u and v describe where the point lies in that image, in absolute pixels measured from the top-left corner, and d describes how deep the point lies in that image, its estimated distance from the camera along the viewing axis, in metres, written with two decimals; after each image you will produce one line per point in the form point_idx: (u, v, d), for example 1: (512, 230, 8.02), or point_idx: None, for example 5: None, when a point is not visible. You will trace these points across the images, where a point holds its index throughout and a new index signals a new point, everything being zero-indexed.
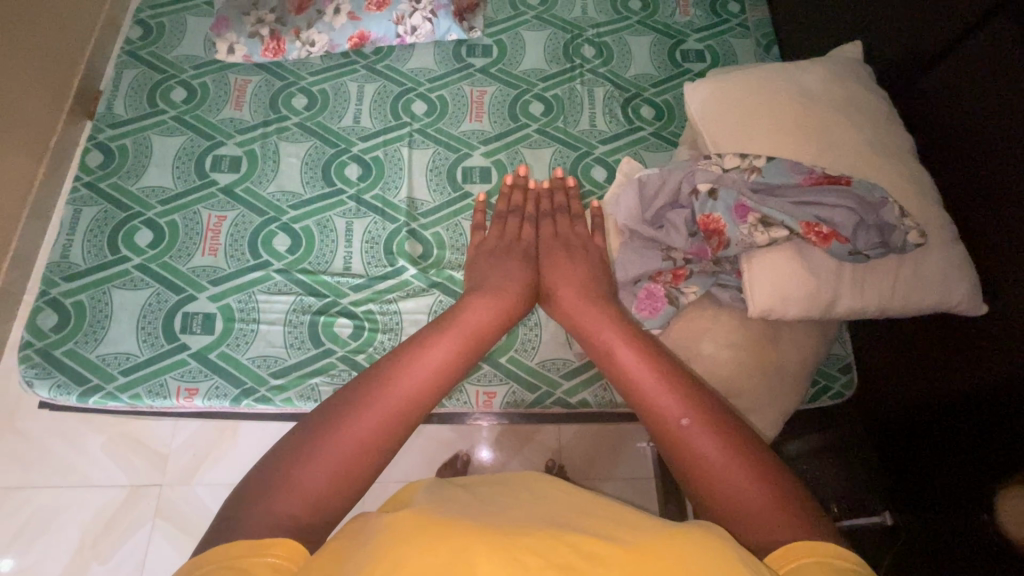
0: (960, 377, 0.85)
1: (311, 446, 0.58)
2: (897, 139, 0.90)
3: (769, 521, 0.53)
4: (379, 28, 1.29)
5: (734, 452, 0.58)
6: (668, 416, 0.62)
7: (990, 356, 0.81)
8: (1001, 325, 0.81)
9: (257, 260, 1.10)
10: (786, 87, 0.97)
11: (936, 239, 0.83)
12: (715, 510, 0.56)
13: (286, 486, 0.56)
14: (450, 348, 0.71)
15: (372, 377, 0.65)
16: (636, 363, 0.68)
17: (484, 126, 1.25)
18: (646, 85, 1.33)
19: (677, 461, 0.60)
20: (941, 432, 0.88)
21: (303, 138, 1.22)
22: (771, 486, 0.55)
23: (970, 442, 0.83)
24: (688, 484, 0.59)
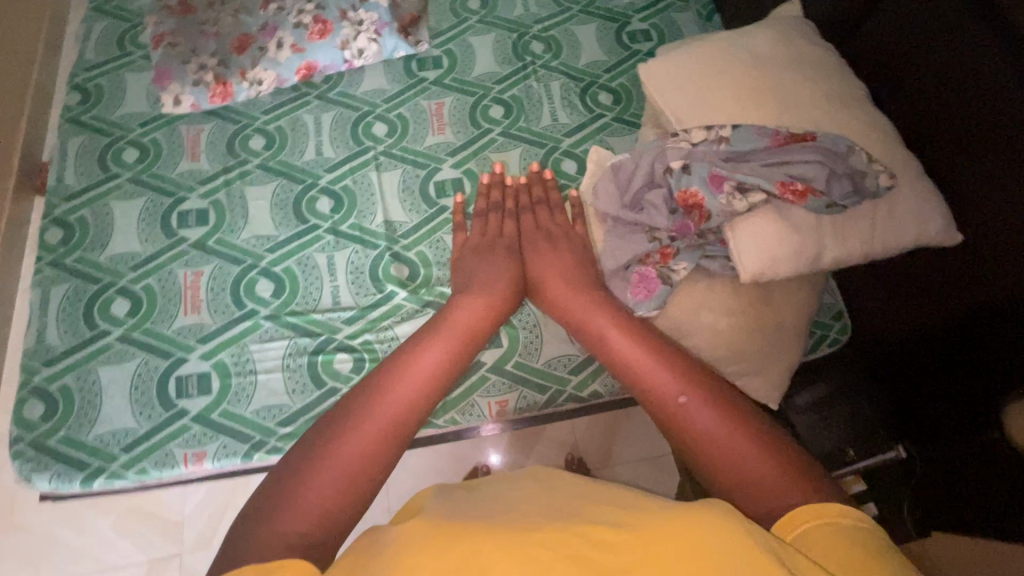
0: (948, 301, 0.88)
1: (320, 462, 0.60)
2: (851, 87, 0.93)
3: (774, 486, 0.55)
4: (325, 55, 1.27)
5: (733, 423, 0.60)
6: (667, 395, 0.64)
7: (970, 284, 0.84)
8: (975, 249, 0.84)
9: (243, 310, 1.08)
10: (738, 55, 0.99)
11: (906, 178, 0.84)
12: (719, 482, 0.58)
13: (308, 517, 0.56)
14: (435, 358, 0.72)
15: (372, 399, 0.65)
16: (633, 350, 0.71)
17: (449, 137, 1.25)
18: (600, 71, 1.34)
19: (679, 439, 0.62)
20: (936, 363, 0.92)
21: (268, 179, 1.19)
22: (773, 451, 0.57)
23: (968, 364, 0.86)
24: (693, 459, 0.61)
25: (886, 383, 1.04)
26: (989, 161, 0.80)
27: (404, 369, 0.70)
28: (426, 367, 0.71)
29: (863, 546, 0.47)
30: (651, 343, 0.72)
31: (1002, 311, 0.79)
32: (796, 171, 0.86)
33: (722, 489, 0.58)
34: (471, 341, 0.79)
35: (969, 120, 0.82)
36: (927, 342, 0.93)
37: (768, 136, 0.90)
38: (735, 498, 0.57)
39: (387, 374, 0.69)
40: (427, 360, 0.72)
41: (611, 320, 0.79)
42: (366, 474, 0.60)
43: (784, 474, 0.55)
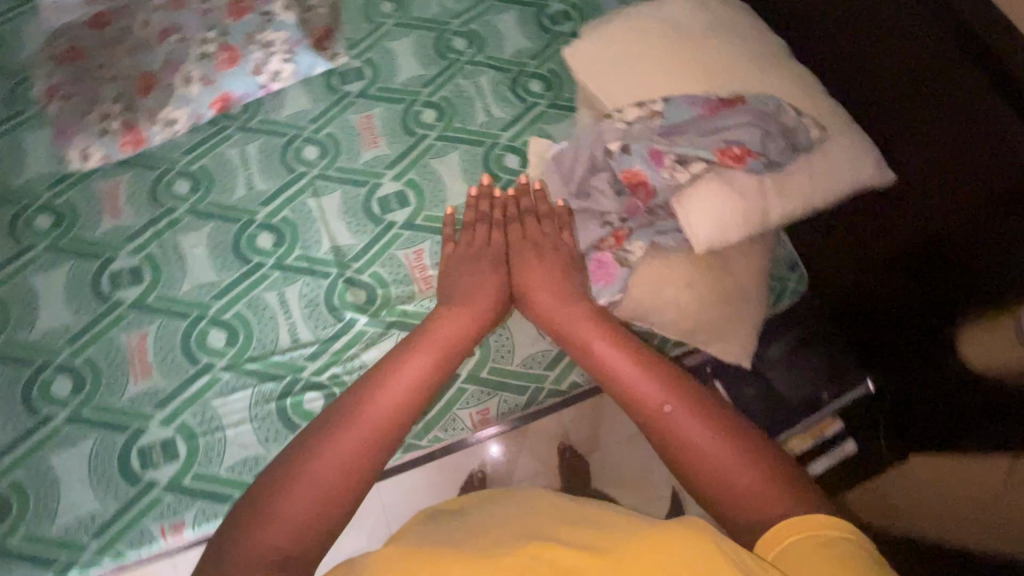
0: (889, 239, 0.92)
1: (301, 481, 0.64)
2: (768, 44, 0.94)
3: (759, 494, 0.61)
4: (240, 83, 1.20)
5: (724, 436, 0.66)
6: (652, 403, 0.71)
7: (911, 232, 0.87)
8: (909, 189, 0.86)
9: (197, 366, 1.02)
10: (658, 27, 0.98)
11: (837, 124, 0.85)
12: (703, 483, 0.65)
13: (279, 544, 0.60)
14: (412, 377, 0.75)
15: (356, 418, 0.69)
16: (616, 360, 0.76)
17: (384, 149, 1.20)
18: (526, 59, 1.31)
19: (668, 445, 0.68)
20: (893, 306, 0.95)
21: (200, 224, 1.12)
22: (761, 464, 0.63)
23: (912, 298, 0.90)
24: (678, 464, 0.67)
25: (846, 328, 1.08)
26: (918, 98, 0.80)
27: (383, 389, 0.73)
28: (410, 387, 0.74)
29: (845, 562, 0.51)
30: (643, 356, 0.76)
31: (932, 249, 0.84)
32: (732, 135, 0.87)
33: (707, 494, 0.65)
34: (451, 353, 0.82)
35: (899, 60, 0.82)
36: (877, 281, 0.97)
37: (701, 103, 0.90)
38: (724, 504, 0.63)
39: (374, 396, 0.72)
40: (408, 374, 0.75)
41: (593, 325, 0.83)
42: (340, 494, 0.64)
43: (768, 482, 0.61)
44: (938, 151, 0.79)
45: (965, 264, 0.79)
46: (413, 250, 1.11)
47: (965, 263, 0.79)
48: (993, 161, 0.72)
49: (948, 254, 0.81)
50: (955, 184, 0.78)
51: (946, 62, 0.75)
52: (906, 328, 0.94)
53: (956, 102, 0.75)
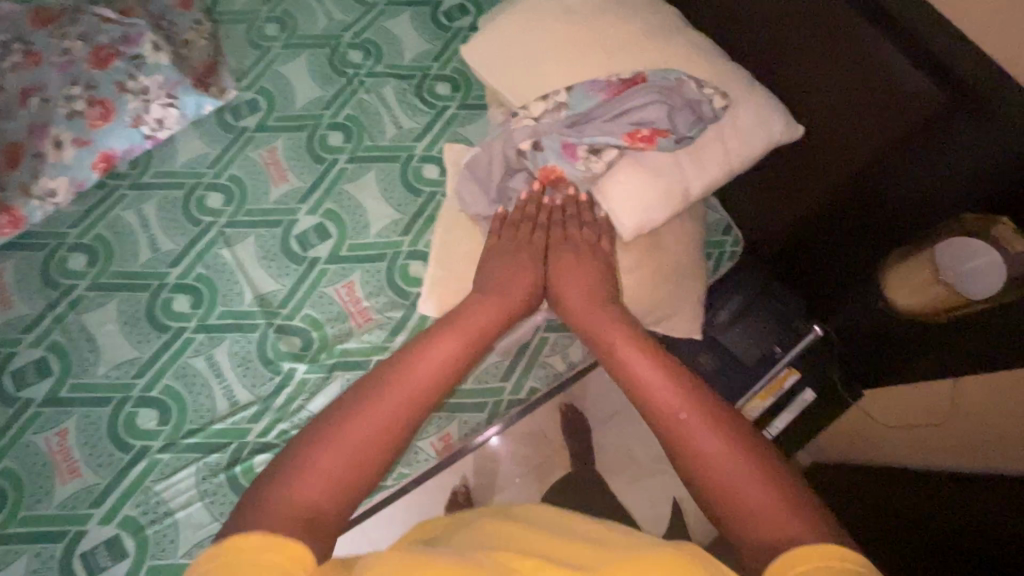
0: (827, 195, 0.89)
1: (332, 447, 0.60)
2: (663, 13, 0.91)
3: (772, 510, 0.55)
4: (121, 139, 1.09)
5: (736, 444, 0.61)
6: (667, 409, 0.65)
7: (844, 183, 0.85)
8: (821, 137, 0.84)
9: (131, 453, 0.94)
10: (549, 12, 0.94)
11: (738, 90, 0.84)
12: (713, 498, 0.59)
13: (298, 508, 0.56)
14: (429, 375, 0.68)
15: (389, 396, 0.65)
16: (638, 361, 0.71)
17: (293, 183, 1.13)
18: (429, 62, 1.25)
19: (676, 450, 0.63)
20: (837, 254, 0.95)
21: (106, 298, 1.03)
22: (774, 478, 0.58)
23: (870, 247, 0.88)
24: (687, 471, 0.62)
25: (802, 281, 1.08)
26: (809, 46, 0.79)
27: (408, 371, 0.68)
28: (426, 389, 0.67)
29: None
30: (660, 356, 0.72)
31: (881, 199, 0.81)
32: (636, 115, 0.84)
33: (717, 510, 0.59)
34: (476, 340, 0.75)
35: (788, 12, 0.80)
36: (828, 237, 0.95)
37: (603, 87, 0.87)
38: (735, 525, 0.57)
39: (395, 387, 0.66)
40: (433, 360, 0.70)
41: (607, 322, 0.79)
42: (373, 459, 0.62)
43: (782, 505, 0.55)
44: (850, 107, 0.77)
45: (925, 201, 0.76)
46: (343, 285, 1.05)
47: (924, 201, 0.76)
48: (909, 106, 0.71)
49: (906, 195, 0.78)
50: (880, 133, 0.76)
51: (837, 21, 0.75)
52: (870, 283, 0.92)
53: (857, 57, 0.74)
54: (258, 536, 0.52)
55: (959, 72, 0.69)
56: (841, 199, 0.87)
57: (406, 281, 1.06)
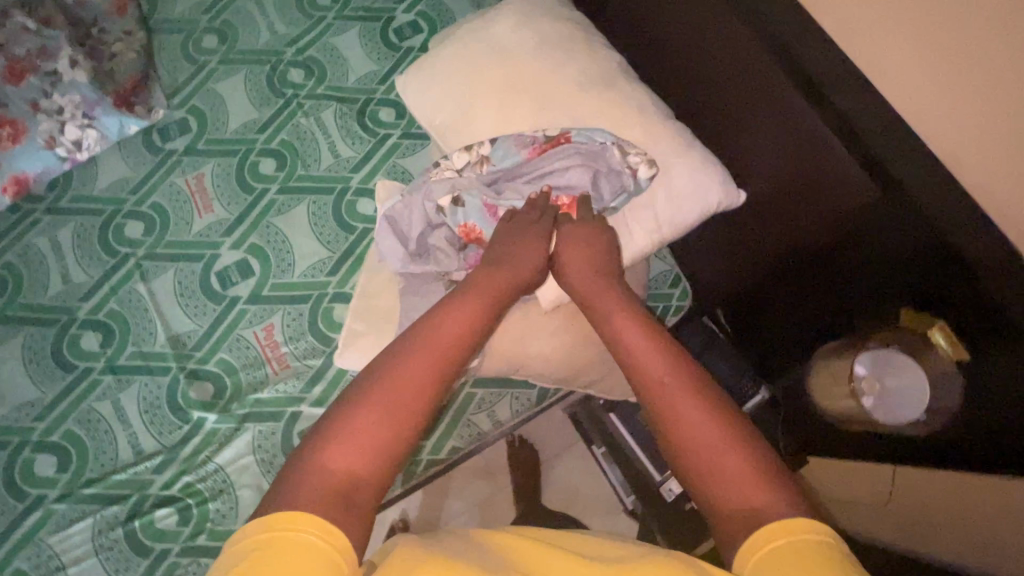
0: (770, 262, 0.82)
1: (363, 409, 0.54)
2: (603, 60, 0.83)
3: (746, 487, 0.50)
4: (33, 162, 1.04)
5: (719, 415, 0.55)
6: (649, 373, 0.59)
7: (786, 239, 0.76)
8: (763, 193, 0.76)
9: (27, 502, 0.90)
10: (481, 53, 0.87)
11: (673, 153, 0.78)
12: (685, 472, 0.54)
13: (335, 477, 0.51)
14: (454, 339, 0.62)
15: (419, 353, 0.60)
16: (625, 326, 0.65)
17: (218, 213, 1.07)
18: (374, 84, 1.18)
19: (657, 420, 0.57)
20: (783, 316, 0.86)
21: (11, 334, 0.98)
22: (753, 457, 0.52)
23: (809, 324, 0.81)
24: (664, 442, 0.56)
25: (755, 337, 0.97)
26: (744, 100, 0.72)
27: (436, 329, 0.62)
28: (446, 348, 0.61)
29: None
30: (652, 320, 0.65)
31: (819, 263, 0.73)
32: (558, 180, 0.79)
33: (690, 485, 0.54)
34: (496, 307, 0.69)
35: (721, 62, 0.73)
36: (770, 304, 0.87)
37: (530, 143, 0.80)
38: (711, 499, 0.52)
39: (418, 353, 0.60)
40: (457, 319, 0.64)
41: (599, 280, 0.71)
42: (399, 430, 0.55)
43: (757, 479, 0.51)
44: (791, 176, 0.70)
45: (862, 285, 0.68)
46: (262, 327, 0.99)
47: (861, 286, 0.68)
48: (829, 163, 0.64)
49: (844, 278, 0.70)
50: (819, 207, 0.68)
51: (757, 74, 0.68)
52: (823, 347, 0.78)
53: (796, 127, 0.66)
54: (318, 525, 0.47)
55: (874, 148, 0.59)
56: (783, 269, 0.80)
57: (328, 325, 1.00)
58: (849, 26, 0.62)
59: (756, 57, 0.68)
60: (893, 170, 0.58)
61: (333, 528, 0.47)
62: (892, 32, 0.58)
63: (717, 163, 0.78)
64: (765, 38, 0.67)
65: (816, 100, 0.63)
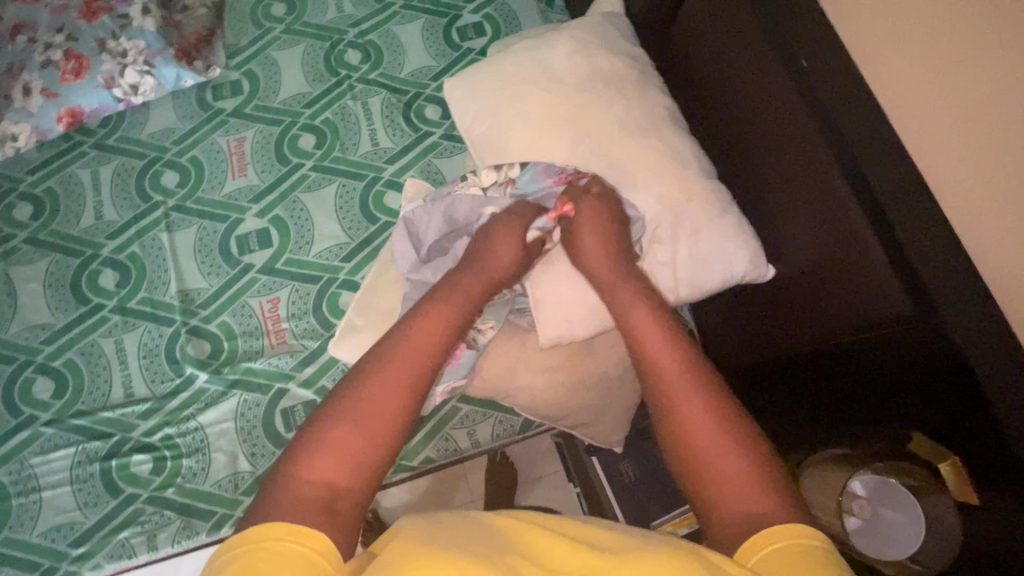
0: (770, 352, 0.77)
1: (341, 421, 0.54)
2: (652, 105, 0.81)
3: (744, 489, 0.50)
4: (89, 97, 1.07)
5: (724, 416, 0.54)
6: (667, 369, 0.59)
7: (801, 324, 0.71)
8: (789, 268, 0.72)
9: (19, 419, 0.94)
10: (532, 73, 0.85)
11: (705, 216, 0.74)
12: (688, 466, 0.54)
13: (308, 494, 0.50)
14: (445, 352, 0.63)
15: (410, 357, 0.59)
16: (649, 320, 0.64)
17: (251, 179, 1.09)
18: (425, 80, 1.18)
19: (661, 418, 0.57)
20: (775, 411, 0.78)
21: (38, 256, 1.02)
22: (757, 458, 0.52)
23: (793, 424, 0.75)
24: (666, 435, 0.56)
25: None
26: (790, 171, 0.68)
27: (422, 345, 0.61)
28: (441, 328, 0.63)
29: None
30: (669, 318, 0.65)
31: (829, 360, 0.67)
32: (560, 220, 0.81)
33: (684, 477, 0.54)
34: None
35: (770, 130, 0.70)
36: (752, 395, 0.81)
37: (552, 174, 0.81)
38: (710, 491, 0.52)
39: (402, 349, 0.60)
40: (443, 343, 0.63)
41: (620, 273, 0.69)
42: (361, 439, 0.53)
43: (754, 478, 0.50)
44: (821, 267, 0.66)
45: (870, 399, 0.63)
46: (267, 299, 1.01)
47: (869, 401, 0.63)
48: (866, 251, 0.59)
49: (850, 387, 0.65)
50: (844, 305, 0.64)
51: (806, 149, 0.65)
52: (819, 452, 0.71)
53: (839, 219, 0.61)
54: (283, 530, 0.46)
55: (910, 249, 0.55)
56: (786, 358, 0.74)
57: (331, 311, 1.01)
58: (920, 132, 0.57)
59: (808, 133, 0.64)
60: (928, 285, 0.54)
61: (299, 526, 0.46)
62: (969, 152, 0.53)
63: (747, 230, 0.73)
64: (827, 122, 0.62)
65: (863, 198, 0.59)
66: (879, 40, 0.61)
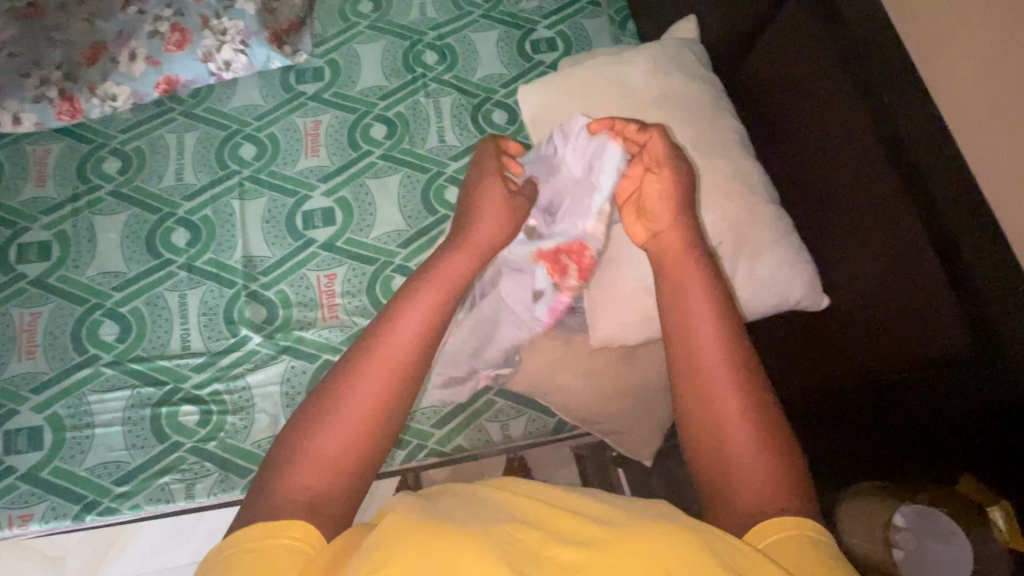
0: (808, 386, 0.78)
1: (364, 367, 0.54)
2: (722, 129, 0.84)
3: (763, 493, 0.50)
4: (186, 68, 1.15)
5: (758, 416, 0.53)
6: (703, 361, 0.56)
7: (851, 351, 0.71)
8: (846, 297, 0.73)
9: (83, 357, 0.99)
10: (607, 88, 0.89)
11: (766, 240, 0.76)
12: (704, 458, 0.54)
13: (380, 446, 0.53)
14: None
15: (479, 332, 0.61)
16: (696, 301, 0.58)
17: (322, 160, 1.14)
18: (496, 86, 1.23)
19: (691, 405, 0.56)
20: (818, 440, 0.77)
21: (120, 209, 1.09)
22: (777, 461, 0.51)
23: (829, 466, 0.76)
24: (687, 422, 0.55)
25: None
26: (859, 203, 0.70)
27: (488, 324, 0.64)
28: (461, 283, 0.61)
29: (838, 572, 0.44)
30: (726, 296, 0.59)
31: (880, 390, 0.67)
32: (585, 168, 0.77)
33: (698, 469, 0.55)
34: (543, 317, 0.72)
35: (842, 161, 0.72)
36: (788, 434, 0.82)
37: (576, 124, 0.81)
38: (723, 487, 0.52)
39: (425, 295, 0.59)
40: None
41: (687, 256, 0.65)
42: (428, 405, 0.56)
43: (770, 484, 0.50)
44: (879, 311, 0.67)
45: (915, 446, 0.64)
46: (325, 274, 1.06)
47: (912, 448, 0.64)
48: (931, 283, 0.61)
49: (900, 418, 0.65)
50: (896, 351, 0.65)
51: (878, 182, 0.67)
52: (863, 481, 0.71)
53: (904, 267, 0.64)
54: (262, 531, 0.46)
55: (983, 291, 0.58)
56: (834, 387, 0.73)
57: (384, 292, 1.04)
58: (995, 174, 0.59)
59: (882, 171, 0.67)
60: (996, 326, 0.56)
61: (274, 524, 0.47)
62: None
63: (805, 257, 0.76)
64: (910, 170, 0.65)
65: (938, 248, 0.61)
66: (958, 89, 0.62)
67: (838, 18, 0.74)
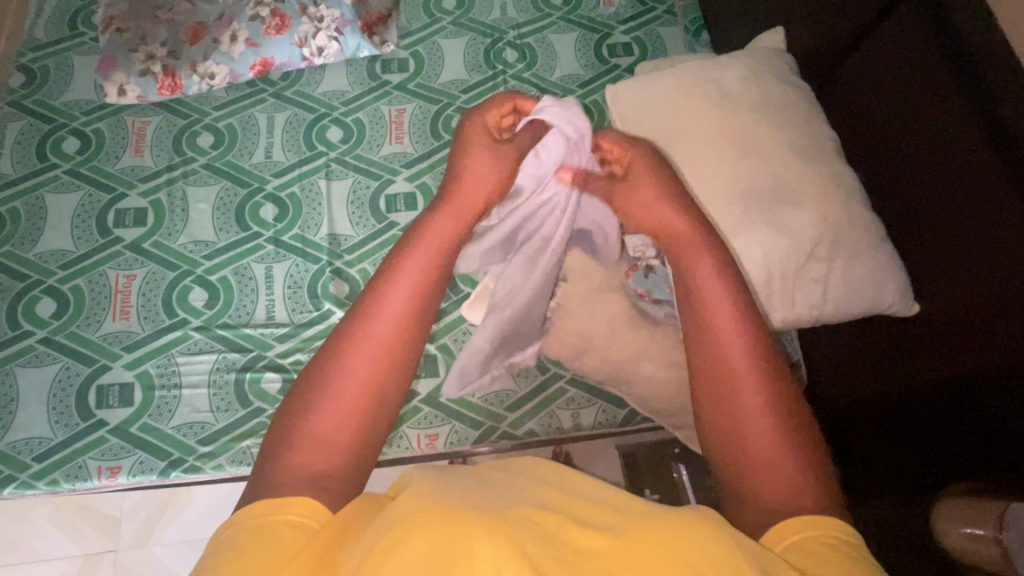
0: (897, 386, 0.80)
1: (354, 343, 0.58)
2: (818, 135, 0.86)
3: (785, 489, 0.52)
4: (282, 52, 1.20)
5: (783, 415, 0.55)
6: (731, 357, 0.58)
7: (941, 355, 0.74)
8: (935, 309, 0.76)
9: (173, 320, 1.03)
10: (704, 89, 0.91)
11: (862, 243, 0.79)
12: (724, 451, 0.56)
13: None
14: None
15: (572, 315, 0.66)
16: (722, 300, 0.61)
17: (405, 147, 1.18)
18: (573, 86, 1.26)
19: (710, 402, 0.58)
20: (897, 440, 0.80)
21: (212, 181, 1.14)
22: (799, 458, 0.53)
23: (885, 464, 0.83)
24: (706, 416, 0.58)
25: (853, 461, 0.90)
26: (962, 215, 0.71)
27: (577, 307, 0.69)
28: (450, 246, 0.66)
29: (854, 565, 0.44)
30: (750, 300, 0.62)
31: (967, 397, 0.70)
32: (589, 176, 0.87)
33: (717, 459, 0.57)
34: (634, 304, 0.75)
35: (944, 174, 0.74)
36: (844, 430, 0.91)
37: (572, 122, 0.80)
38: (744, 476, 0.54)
39: (408, 270, 0.62)
40: None
41: None
42: None
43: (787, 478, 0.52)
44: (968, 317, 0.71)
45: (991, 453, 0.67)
46: None
47: (989, 454, 0.68)
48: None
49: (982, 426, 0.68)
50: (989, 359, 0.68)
51: (982, 196, 0.69)
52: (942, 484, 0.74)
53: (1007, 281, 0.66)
54: (259, 512, 0.49)
55: None
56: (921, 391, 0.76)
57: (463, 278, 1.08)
58: None
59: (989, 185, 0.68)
60: None
61: (277, 503, 0.49)
62: None
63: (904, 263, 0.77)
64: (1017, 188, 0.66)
65: None
66: None
67: (954, 31, 0.74)
